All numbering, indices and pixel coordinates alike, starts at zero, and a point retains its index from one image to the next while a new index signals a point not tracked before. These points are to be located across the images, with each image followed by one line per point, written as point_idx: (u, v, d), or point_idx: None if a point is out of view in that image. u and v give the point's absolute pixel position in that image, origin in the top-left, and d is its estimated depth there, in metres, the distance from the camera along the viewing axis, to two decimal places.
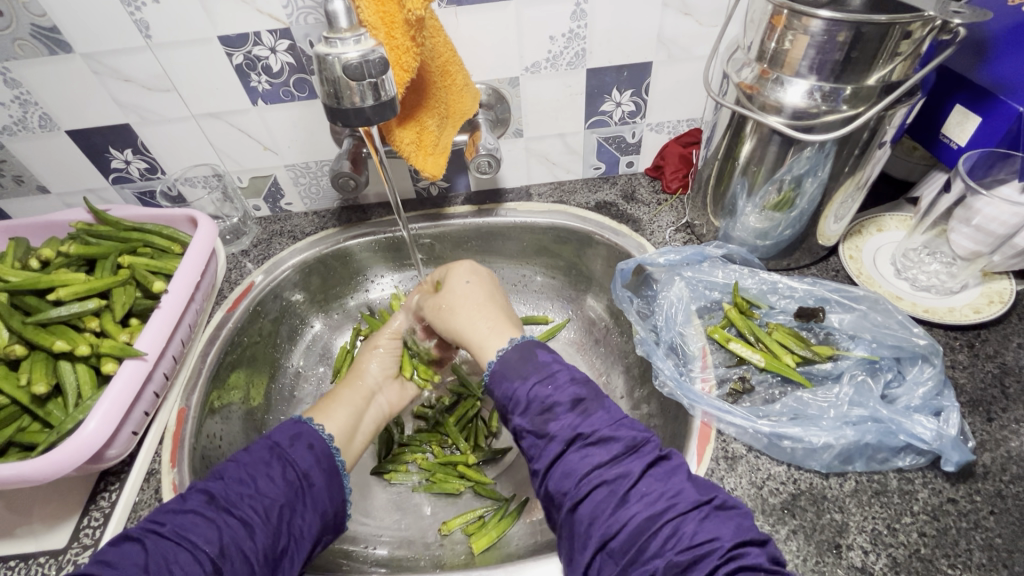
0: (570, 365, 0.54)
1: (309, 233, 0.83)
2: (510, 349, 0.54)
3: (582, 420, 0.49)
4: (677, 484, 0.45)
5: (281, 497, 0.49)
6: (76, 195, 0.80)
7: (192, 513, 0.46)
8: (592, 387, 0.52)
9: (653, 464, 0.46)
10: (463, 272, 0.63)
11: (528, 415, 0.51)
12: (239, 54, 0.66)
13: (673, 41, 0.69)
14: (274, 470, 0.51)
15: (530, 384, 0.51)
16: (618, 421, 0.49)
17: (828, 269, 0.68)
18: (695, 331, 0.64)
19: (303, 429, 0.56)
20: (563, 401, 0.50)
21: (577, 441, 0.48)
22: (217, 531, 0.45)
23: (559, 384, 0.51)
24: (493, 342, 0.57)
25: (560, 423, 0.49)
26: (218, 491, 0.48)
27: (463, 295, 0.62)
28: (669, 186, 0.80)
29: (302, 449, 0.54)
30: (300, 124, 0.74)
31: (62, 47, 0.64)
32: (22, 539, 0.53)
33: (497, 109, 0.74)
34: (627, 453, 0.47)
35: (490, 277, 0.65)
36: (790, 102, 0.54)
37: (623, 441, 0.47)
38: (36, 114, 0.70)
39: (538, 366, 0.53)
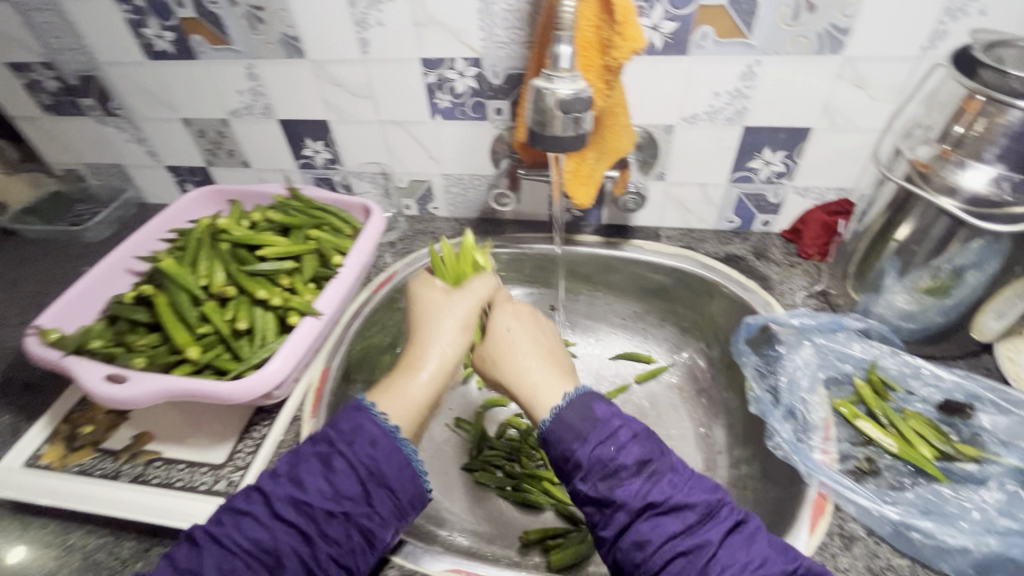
0: (628, 424, 0.52)
1: (449, 237, 0.91)
2: (567, 406, 0.52)
3: (651, 487, 0.48)
4: (759, 552, 0.45)
5: (337, 501, 0.49)
6: (269, 173, 0.95)
7: (304, 464, 0.51)
8: (653, 442, 0.51)
9: (729, 532, 0.47)
10: (505, 319, 0.61)
11: (590, 478, 0.49)
12: (433, 74, 0.76)
13: (839, 111, 0.70)
14: (331, 474, 0.50)
15: (591, 446, 0.50)
16: (687, 483, 0.49)
17: (978, 366, 0.64)
18: (820, 401, 0.62)
19: (365, 424, 0.52)
20: (628, 464, 0.49)
21: (648, 508, 0.48)
22: (274, 537, 0.47)
23: (605, 427, 0.51)
24: (544, 392, 0.55)
25: (627, 489, 0.48)
26: (331, 456, 0.50)
27: (507, 342, 0.59)
28: (805, 250, 0.79)
29: (364, 444, 0.51)
30: (465, 141, 0.83)
31: (298, 53, 0.77)
32: (192, 448, 0.63)
33: (647, 151, 0.78)
34: (703, 522, 0.47)
35: (534, 317, 0.63)
36: (969, 187, 0.53)
37: (698, 509, 0.47)
38: (261, 103, 0.85)
39: (598, 424, 0.51)
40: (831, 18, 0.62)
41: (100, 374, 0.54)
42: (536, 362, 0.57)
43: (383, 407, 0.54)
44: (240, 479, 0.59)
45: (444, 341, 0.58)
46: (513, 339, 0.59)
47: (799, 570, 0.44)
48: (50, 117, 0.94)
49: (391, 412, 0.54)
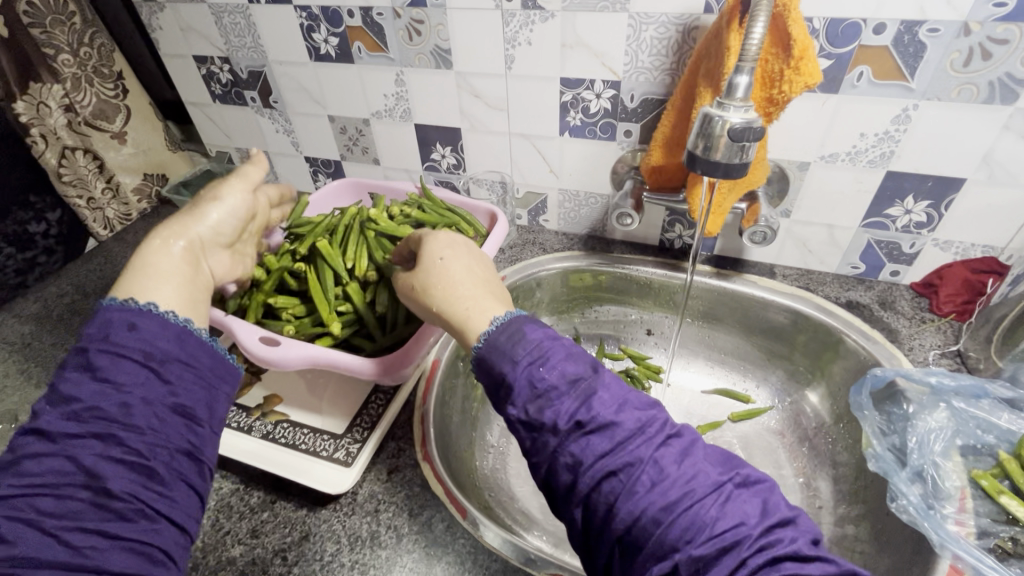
0: (547, 354, 0.46)
1: (558, 250, 0.94)
2: (496, 330, 0.48)
3: (582, 406, 0.44)
4: (691, 468, 0.42)
5: (104, 394, 0.41)
6: (395, 171, 1.02)
7: (106, 356, 0.43)
8: (588, 362, 0.47)
9: (662, 447, 0.43)
10: (439, 247, 0.54)
11: (522, 397, 0.45)
12: (570, 93, 0.79)
13: (1001, 164, 0.65)
14: (85, 379, 0.42)
15: (523, 368, 0.46)
16: (620, 402, 0.45)
17: None
18: (954, 468, 0.58)
19: (108, 315, 0.45)
20: (523, 388, 0.45)
21: (576, 429, 0.44)
22: (74, 465, 0.39)
23: (524, 364, 0.46)
24: (477, 317, 0.50)
25: (558, 408, 0.44)
26: (131, 329, 0.44)
27: (441, 272, 0.53)
28: (940, 307, 0.74)
29: (121, 329, 0.44)
30: (588, 159, 0.85)
31: (445, 64, 0.83)
32: (315, 416, 0.68)
33: (775, 187, 0.77)
34: (632, 438, 0.43)
35: (470, 248, 0.56)
36: None
37: (627, 426, 0.43)
38: (402, 107, 0.91)
39: (530, 345, 0.47)
40: (1008, 66, 0.59)
41: (255, 336, 0.60)
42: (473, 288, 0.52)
43: (129, 294, 0.47)
44: (357, 451, 0.63)
45: (192, 228, 0.53)
46: (449, 272, 0.53)
47: (729, 483, 0.41)
48: (216, 104, 1.06)
49: (153, 292, 0.47)
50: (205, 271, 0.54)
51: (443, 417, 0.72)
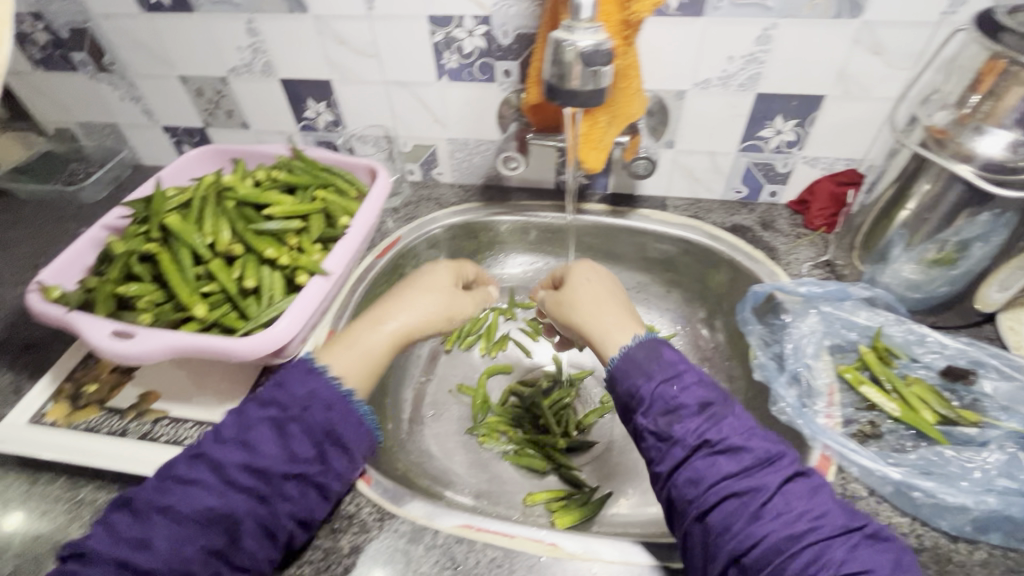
0: (678, 382, 0.53)
1: (454, 203, 0.90)
2: (636, 346, 0.56)
3: (709, 427, 0.50)
4: (821, 504, 0.45)
5: (286, 464, 0.48)
6: (269, 134, 0.93)
7: (259, 427, 0.49)
8: (721, 394, 0.53)
9: (789, 479, 0.47)
10: (581, 274, 0.66)
11: (652, 414, 0.52)
12: (441, 33, 0.74)
13: (854, 78, 0.69)
14: (268, 441, 0.49)
15: (655, 384, 0.53)
16: (750, 430, 0.50)
17: (981, 336, 0.65)
18: (825, 367, 0.63)
19: (318, 390, 0.52)
20: (689, 405, 0.51)
21: (704, 447, 0.49)
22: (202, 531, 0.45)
23: (686, 388, 0.53)
24: (616, 335, 0.59)
25: (685, 426, 0.50)
26: (278, 399, 0.51)
27: (583, 290, 0.64)
28: (811, 221, 0.79)
29: (319, 410, 0.51)
30: (472, 104, 0.81)
31: (300, 7, 0.74)
32: (199, 407, 0.62)
33: (657, 118, 0.77)
34: (760, 466, 0.47)
35: (606, 273, 0.68)
36: (984, 153, 0.52)
37: (756, 454, 0.48)
38: (262, 61, 0.82)
39: (664, 366, 0.54)
40: None
41: (106, 331, 0.53)
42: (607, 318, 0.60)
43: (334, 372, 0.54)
44: None
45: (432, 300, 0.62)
46: (586, 290, 0.64)
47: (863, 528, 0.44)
48: (40, 72, 0.90)
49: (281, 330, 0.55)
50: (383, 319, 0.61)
51: None
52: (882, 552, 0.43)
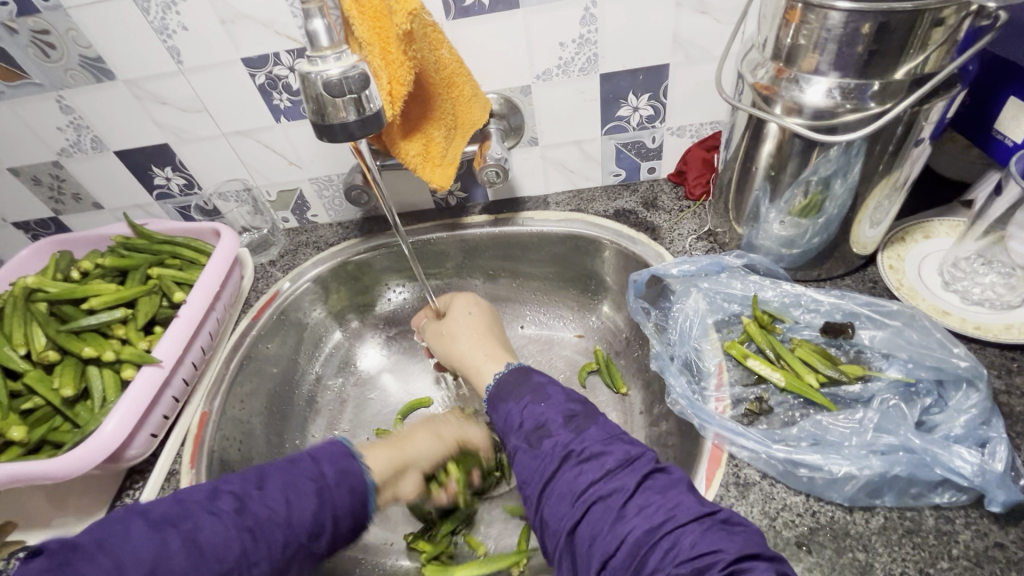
0: (545, 401, 0.52)
1: (333, 243, 0.85)
2: (508, 372, 0.56)
3: (574, 437, 0.48)
4: (675, 497, 0.42)
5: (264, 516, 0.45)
6: (127, 211, 0.87)
7: (214, 519, 0.43)
8: (588, 406, 0.52)
9: (648, 477, 0.44)
10: (466, 305, 0.68)
11: (522, 433, 0.51)
12: (261, 74, 0.69)
13: (690, 41, 0.66)
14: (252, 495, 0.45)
15: (523, 403, 0.52)
16: (613, 436, 0.48)
17: (865, 280, 0.62)
18: (712, 347, 0.60)
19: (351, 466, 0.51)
20: (554, 417, 0.50)
21: (570, 459, 0.47)
22: (152, 545, 0.40)
23: (552, 402, 0.51)
24: (489, 368, 0.61)
25: (553, 440, 0.48)
26: (248, 503, 0.45)
27: (464, 324, 0.66)
28: (692, 191, 0.76)
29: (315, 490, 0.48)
30: (320, 139, 0.76)
31: (106, 75, 0.69)
32: (59, 530, 0.57)
33: (510, 118, 0.73)
34: (621, 467, 0.45)
35: (490, 310, 0.69)
36: (810, 102, 0.50)
37: (617, 456, 0.46)
38: (88, 137, 0.76)
39: (532, 386, 0.54)
40: None
41: None
42: (480, 345, 0.63)
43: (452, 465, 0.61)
44: None
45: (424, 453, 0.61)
46: (465, 324, 0.66)
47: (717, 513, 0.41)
48: None
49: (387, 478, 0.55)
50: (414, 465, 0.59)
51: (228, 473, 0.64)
52: (738, 534, 0.39)
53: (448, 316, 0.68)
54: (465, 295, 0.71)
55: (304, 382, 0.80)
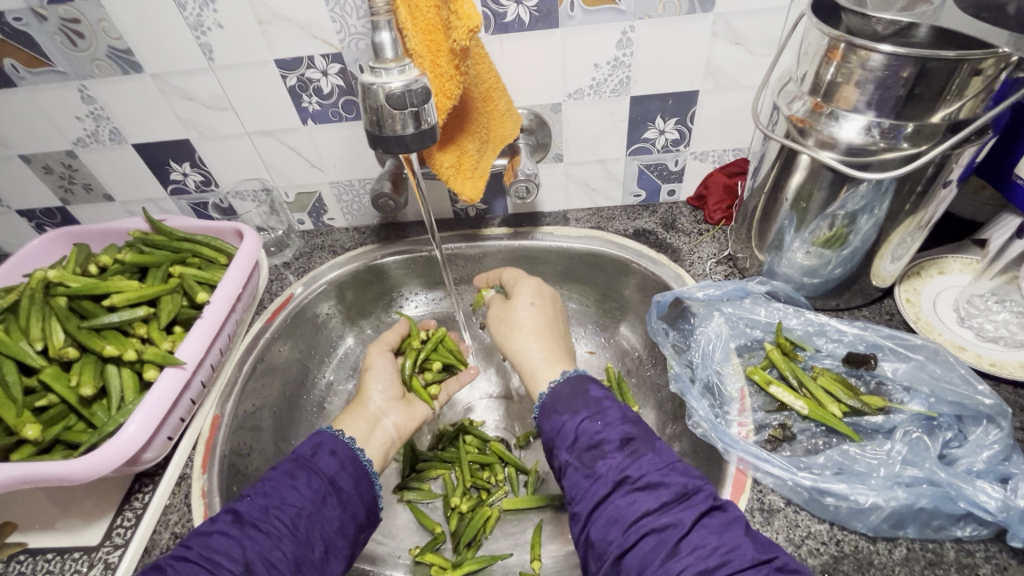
0: (604, 416, 0.52)
1: (349, 248, 0.84)
2: (562, 382, 0.55)
3: (631, 461, 0.48)
4: (733, 539, 0.43)
5: (306, 505, 0.50)
6: (138, 204, 0.85)
7: (217, 534, 0.47)
8: (643, 426, 0.52)
9: (705, 515, 0.44)
10: (529, 296, 0.65)
11: (575, 451, 0.51)
12: (293, 76, 0.69)
13: (721, 70, 0.67)
14: (299, 480, 0.52)
15: (580, 419, 0.52)
16: (668, 465, 0.48)
17: (882, 312, 0.64)
18: (734, 371, 0.61)
19: (328, 445, 0.56)
20: (611, 438, 0.50)
21: (626, 484, 0.47)
22: (240, 548, 0.46)
23: (609, 421, 0.51)
24: (544, 374, 0.59)
25: (609, 462, 0.49)
26: (242, 509, 0.49)
27: (525, 316, 0.64)
28: (711, 216, 0.77)
29: (325, 456, 0.55)
30: (346, 144, 0.76)
31: (133, 67, 0.68)
32: (61, 533, 0.55)
33: (538, 134, 0.74)
34: (677, 501, 0.45)
35: (553, 301, 0.66)
36: (845, 138, 0.52)
37: (673, 488, 0.46)
38: (107, 128, 0.75)
39: (589, 400, 0.53)
40: None
41: None
42: (537, 343, 0.61)
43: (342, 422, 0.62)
44: (118, 560, 0.52)
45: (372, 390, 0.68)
46: (525, 317, 0.63)
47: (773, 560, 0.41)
48: None
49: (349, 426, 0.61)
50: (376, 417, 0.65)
51: (239, 480, 0.62)
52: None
53: (512, 301, 0.66)
54: (531, 279, 0.68)
55: (314, 388, 0.79)
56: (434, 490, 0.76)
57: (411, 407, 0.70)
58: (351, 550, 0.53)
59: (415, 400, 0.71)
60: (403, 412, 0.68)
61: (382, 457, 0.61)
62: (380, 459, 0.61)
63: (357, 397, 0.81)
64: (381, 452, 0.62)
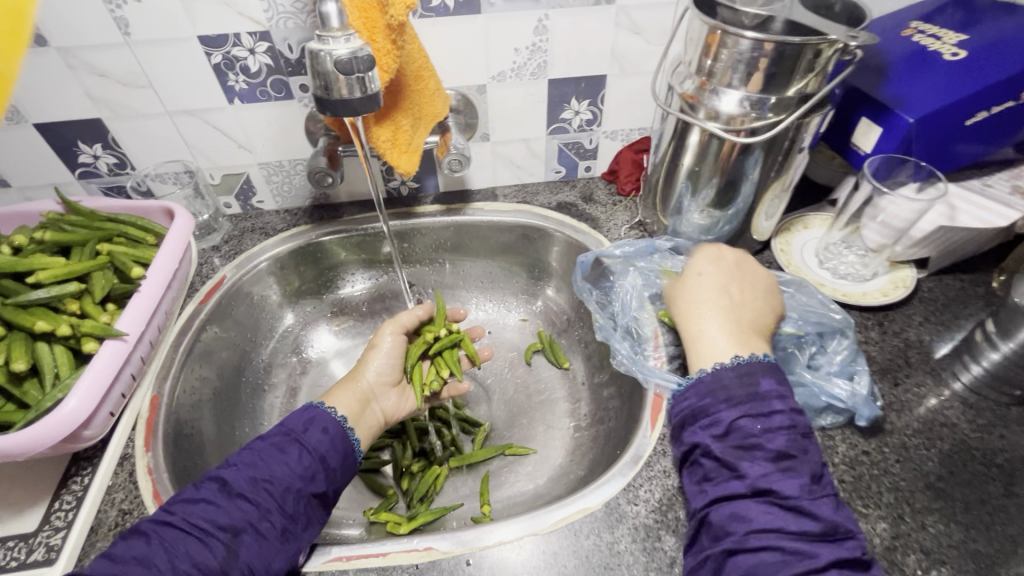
0: (792, 409, 0.48)
1: (282, 229, 0.84)
2: (728, 366, 0.50)
3: (781, 474, 0.44)
4: None
5: (297, 479, 0.53)
6: (39, 190, 0.79)
7: (203, 502, 0.49)
8: (809, 429, 0.48)
9: (846, 559, 0.41)
10: (701, 264, 0.63)
11: (721, 442, 0.47)
12: (219, 53, 0.69)
13: (625, 56, 0.76)
14: (290, 455, 0.54)
15: (745, 411, 0.47)
16: (819, 493, 0.44)
17: (762, 261, 0.76)
18: (648, 316, 0.70)
19: (314, 415, 0.59)
20: (787, 445, 0.45)
21: (760, 496, 0.44)
22: (231, 517, 0.48)
23: (777, 420, 0.47)
24: (716, 348, 0.54)
25: (755, 465, 0.45)
26: (229, 478, 0.51)
27: (699, 284, 0.61)
28: (623, 188, 0.87)
29: (317, 433, 0.58)
30: (275, 124, 0.77)
31: (35, 39, 0.64)
32: None
33: (465, 113, 0.79)
34: (823, 537, 0.41)
35: (733, 265, 0.62)
36: (724, 110, 0.62)
37: (819, 513, 0.42)
38: (3, 106, 0.70)
39: (761, 397, 0.48)
40: None
41: None
42: (718, 319, 0.56)
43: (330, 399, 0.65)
44: (61, 541, 0.51)
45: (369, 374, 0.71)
46: (699, 285, 0.61)
47: None
48: None
49: (339, 401, 0.65)
50: (372, 407, 0.68)
51: (187, 456, 0.62)
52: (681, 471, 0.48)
53: (687, 273, 0.63)
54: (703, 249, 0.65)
55: (254, 368, 0.78)
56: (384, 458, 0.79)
57: (403, 393, 0.75)
58: (325, 517, 0.56)
59: (407, 388, 0.76)
60: (393, 401, 0.73)
61: (368, 436, 0.66)
62: (368, 437, 0.65)
63: (299, 374, 0.82)
64: (368, 432, 0.66)
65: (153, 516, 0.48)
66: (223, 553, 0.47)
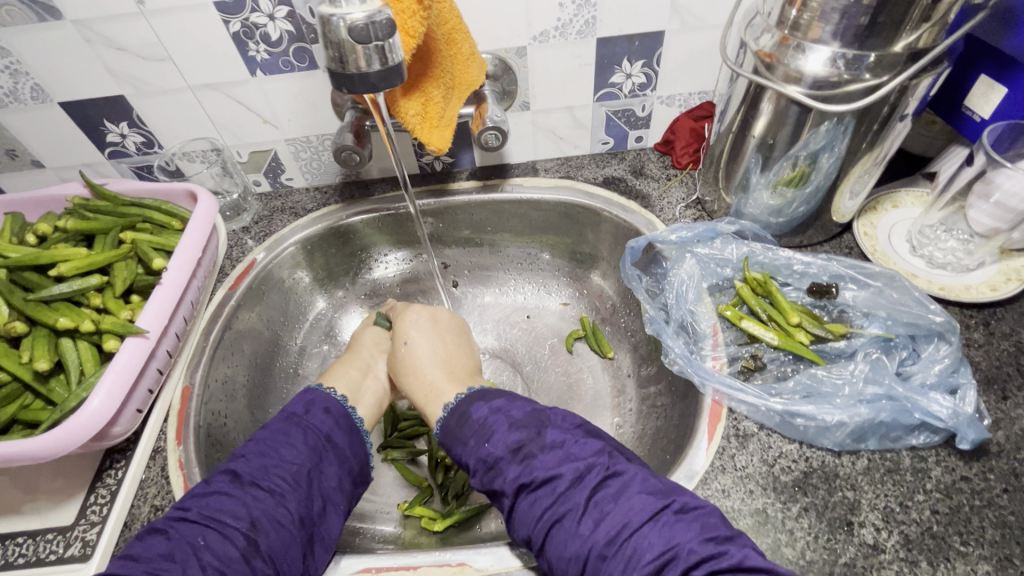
0: (507, 408, 0.50)
1: (311, 209, 0.80)
2: (448, 414, 0.52)
3: (524, 469, 0.46)
4: (628, 503, 0.42)
5: (307, 464, 0.50)
6: (72, 171, 0.78)
7: (216, 494, 0.46)
8: (530, 424, 0.48)
9: (599, 489, 0.43)
10: (408, 331, 0.64)
11: (478, 471, 0.48)
12: (236, 21, 0.63)
13: (687, 8, 0.66)
14: (294, 436, 0.52)
15: (472, 447, 0.49)
16: (562, 454, 0.46)
17: (842, 246, 0.67)
18: (706, 309, 0.63)
19: (313, 395, 0.57)
20: (501, 454, 0.47)
21: (523, 487, 0.45)
22: (246, 507, 0.45)
23: (495, 437, 0.48)
24: (442, 394, 0.56)
25: (505, 476, 0.46)
26: (240, 468, 0.49)
27: (409, 352, 0.62)
28: (679, 161, 0.78)
29: (319, 413, 0.55)
30: (300, 96, 0.71)
31: (50, 13, 0.61)
32: (28, 517, 0.53)
33: (504, 80, 0.71)
34: (572, 485, 0.44)
35: (445, 324, 0.66)
36: (811, 70, 0.52)
37: (567, 475, 0.44)
38: (27, 85, 0.67)
39: (476, 426, 0.49)
40: None
41: None
42: (431, 368, 0.59)
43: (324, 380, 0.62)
44: (96, 536, 0.50)
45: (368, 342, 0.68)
46: (410, 353, 0.61)
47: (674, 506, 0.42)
48: None
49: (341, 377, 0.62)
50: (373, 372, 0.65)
51: (218, 450, 0.61)
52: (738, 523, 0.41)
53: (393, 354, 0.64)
54: (411, 309, 0.67)
55: (285, 355, 0.77)
56: (419, 447, 0.76)
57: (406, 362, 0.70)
58: (349, 505, 0.53)
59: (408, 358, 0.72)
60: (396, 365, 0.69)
61: (375, 405, 0.63)
62: (374, 407, 0.62)
63: (331, 360, 0.79)
64: (373, 402, 0.62)
65: (168, 513, 0.46)
66: (243, 544, 0.43)
